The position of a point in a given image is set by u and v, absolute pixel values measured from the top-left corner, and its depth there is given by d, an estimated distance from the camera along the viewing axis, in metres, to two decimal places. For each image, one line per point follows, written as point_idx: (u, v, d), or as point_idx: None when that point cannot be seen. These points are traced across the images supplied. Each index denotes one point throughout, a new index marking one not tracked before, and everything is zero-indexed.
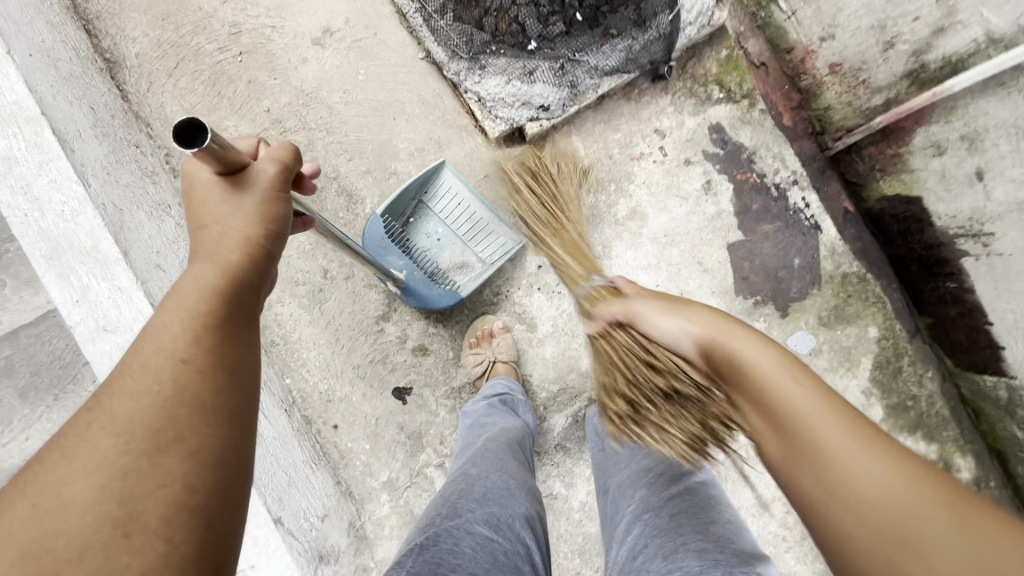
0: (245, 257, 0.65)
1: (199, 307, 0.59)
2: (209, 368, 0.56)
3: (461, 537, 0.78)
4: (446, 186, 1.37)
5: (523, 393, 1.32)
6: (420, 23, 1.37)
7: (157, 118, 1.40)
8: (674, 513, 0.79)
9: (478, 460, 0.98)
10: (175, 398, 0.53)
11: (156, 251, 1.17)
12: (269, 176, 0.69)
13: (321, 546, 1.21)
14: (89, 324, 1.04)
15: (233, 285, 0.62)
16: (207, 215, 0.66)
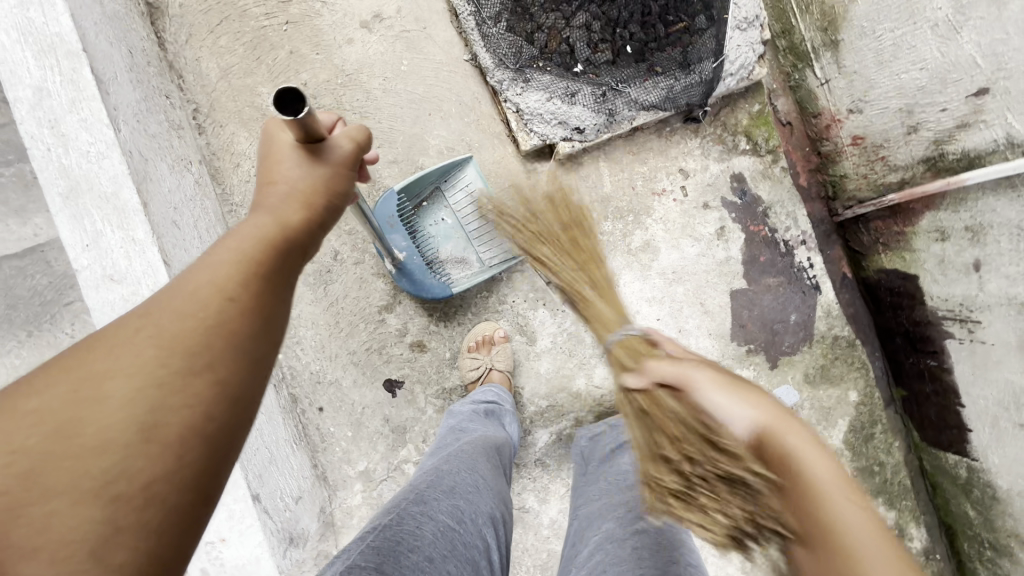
0: (306, 217, 0.64)
1: (251, 249, 0.58)
2: (250, 313, 0.55)
3: (425, 522, 0.79)
4: (467, 180, 1.39)
5: (512, 406, 1.32)
6: (471, 25, 1.39)
7: (191, 73, 1.38)
8: (637, 547, 0.83)
9: (453, 456, 0.96)
10: (209, 334, 0.53)
11: (173, 208, 1.15)
12: (343, 151, 0.69)
13: (292, 528, 1.19)
14: (96, 270, 1.01)
15: (285, 240, 0.61)
16: (280, 172, 0.66)
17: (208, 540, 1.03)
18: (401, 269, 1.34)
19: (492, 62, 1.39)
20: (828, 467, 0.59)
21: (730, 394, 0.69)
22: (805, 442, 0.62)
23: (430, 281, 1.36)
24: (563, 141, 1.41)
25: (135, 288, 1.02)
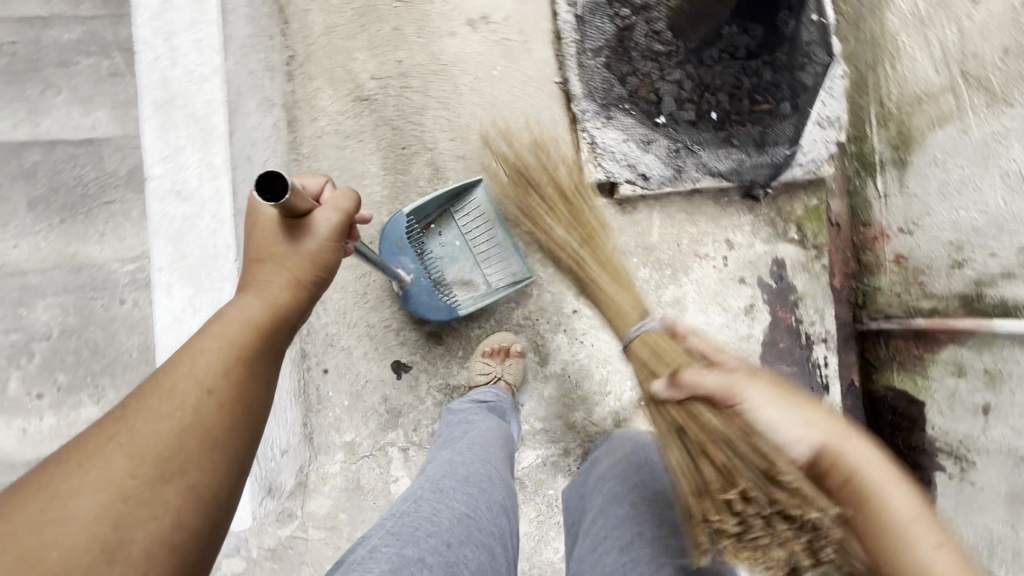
0: (289, 301, 0.76)
1: (235, 337, 0.70)
2: (225, 407, 0.65)
3: (441, 510, 0.80)
4: (477, 203, 1.43)
5: (511, 405, 1.33)
6: (572, 49, 1.44)
7: (297, 22, 1.42)
8: (659, 535, 0.89)
9: (465, 449, 0.98)
10: (191, 421, 0.63)
11: (250, 143, 1.18)
12: (330, 227, 0.80)
13: (272, 479, 1.24)
14: (166, 182, 1.05)
15: (272, 326, 0.73)
16: (269, 251, 0.79)
17: None
18: (408, 289, 1.37)
19: (581, 90, 1.44)
20: (882, 467, 0.75)
21: (781, 410, 0.78)
22: (859, 448, 0.75)
23: (437, 303, 1.39)
24: (626, 183, 1.44)
25: (196, 208, 1.05)
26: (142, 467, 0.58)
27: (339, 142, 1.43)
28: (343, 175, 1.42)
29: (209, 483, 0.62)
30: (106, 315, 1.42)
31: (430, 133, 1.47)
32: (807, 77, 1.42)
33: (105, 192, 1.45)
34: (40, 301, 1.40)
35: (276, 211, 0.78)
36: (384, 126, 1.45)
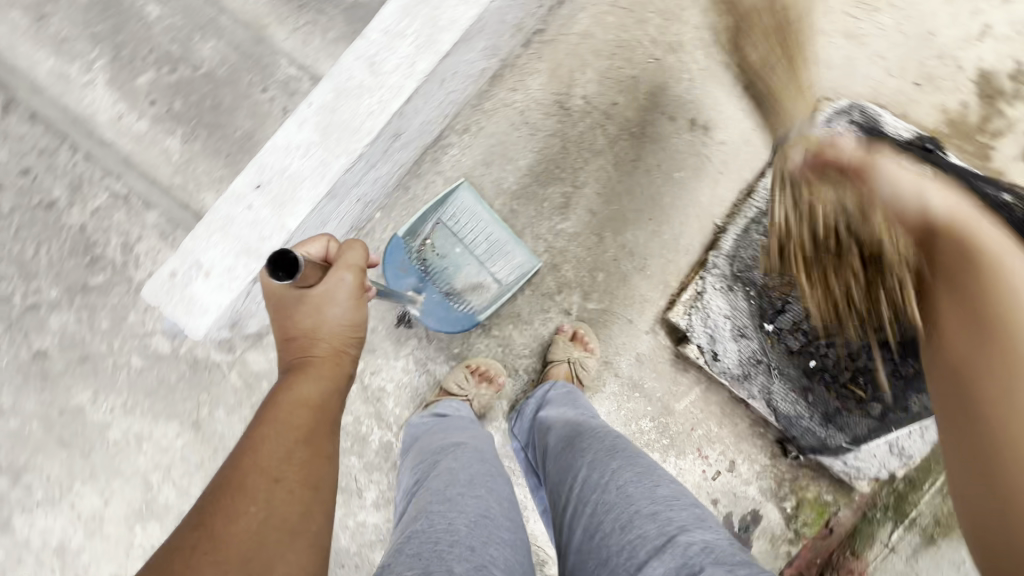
0: (331, 371, 0.84)
1: (292, 419, 0.77)
2: (291, 487, 0.71)
3: (457, 517, 0.86)
4: (465, 203, 1.40)
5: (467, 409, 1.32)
6: (750, 216, 1.43)
7: (568, 10, 1.47)
8: (615, 465, 0.98)
9: (461, 457, 1.04)
10: (268, 513, 0.68)
11: (454, 72, 1.23)
12: (345, 287, 0.88)
13: (245, 320, 1.24)
14: (371, 50, 1.10)
15: (321, 405, 0.80)
16: (302, 330, 0.87)
17: (200, 263, 1.10)
18: (422, 312, 1.39)
19: (729, 248, 1.42)
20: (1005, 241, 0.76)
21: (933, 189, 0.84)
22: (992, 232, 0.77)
23: (449, 317, 1.40)
24: (695, 347, 1.42)
25: (373, 85, 1.10)
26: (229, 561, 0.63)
27: (513, 120, 1.47)
28: (493, 148, 1.47)
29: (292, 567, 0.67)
30: (247, 89, 1.50)
31: (586, 175, 1.48)
32: (916, 404, 1.33)
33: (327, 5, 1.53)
34: (213, 39, 1.49)
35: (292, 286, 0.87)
36: (558, 139, 1.48)
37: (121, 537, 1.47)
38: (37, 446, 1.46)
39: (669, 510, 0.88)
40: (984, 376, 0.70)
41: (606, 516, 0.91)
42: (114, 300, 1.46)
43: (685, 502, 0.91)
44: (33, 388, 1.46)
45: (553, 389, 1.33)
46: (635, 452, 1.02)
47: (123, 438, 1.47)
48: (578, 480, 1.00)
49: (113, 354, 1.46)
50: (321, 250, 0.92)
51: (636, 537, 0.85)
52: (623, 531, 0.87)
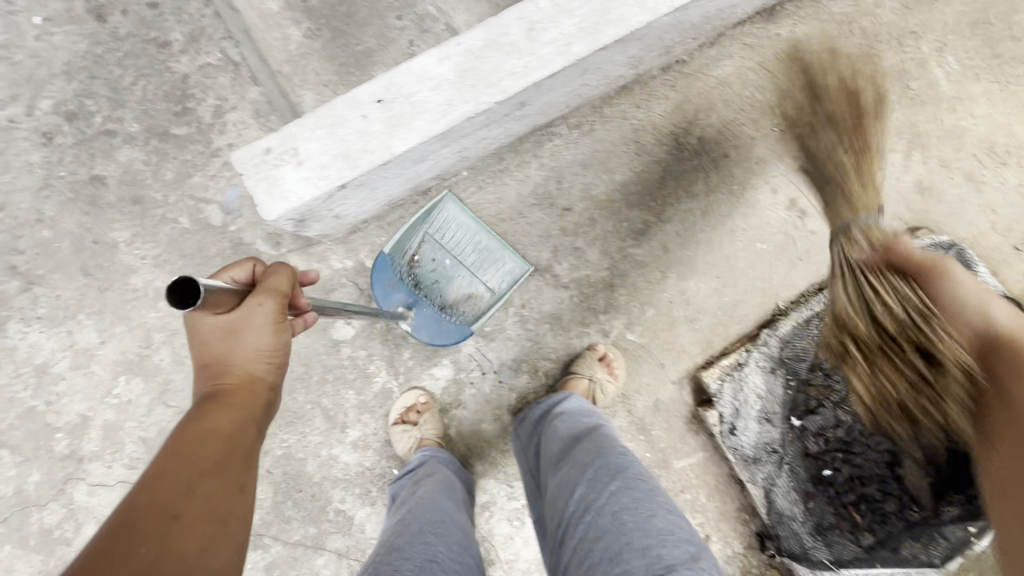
0: (247, 399, 0.87)
1: (197, 449, 0.77)
2: (202, 515, 0.71)
3: (403, 564, 0.96)
4: (447, 215, 1.42)
5: (441, 452, 1.36)
6: (814, 309, 1.42)
7: (717, 53, 1.47)
8: (613, 491, 1.04)
9: (409, 528, 1.07)
10: (168, 544, 0.66)
11: (599, 67, 1.22)
12: (264, 312, 0.89)
13: (312, 222, 1.23)
14: (536, 14, 1.09)
15: (236, 439, 0.81)
16: (215, 353, 0.89)
17: (297, 151, 1.09)
18: (414, 327, 1.40)
19: (784, 332, 1.42)
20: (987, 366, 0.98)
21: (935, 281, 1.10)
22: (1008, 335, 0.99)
23: (441, 329, 1.41)
24: (717, 413, 1.41)
25: (524, 47, 1.09)
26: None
27: (626, 135, 1.46)
28: (596, 153, 1.46)
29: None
30: (385, 12, 1.54)
31: (674, 211, 1.47)
32: (906, 547, 1.30)
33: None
34: None
35: (210, 321, 0.87)
36: (662, 168, 1.47)
37: (103, 381, 1.45)
38: (60, 264, 1.45)
39: (656, 540, 0.95)
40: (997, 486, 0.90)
41: (596, 546, 0.98)
42: (186, 156, 1.45)
43: (671, 533, 0.97)
44: (79, 208, 1.45)
45: (573, 397, 1.34)
46: (628, 478, 1.06)
47: (142, 288, 1.45)
48: (576, 497, 1.06)
49: (165, 206, 1.45)
50: (241, 278, 0.95)
51: (625, 569, 0.92)
52: (614, 561, 0.94)
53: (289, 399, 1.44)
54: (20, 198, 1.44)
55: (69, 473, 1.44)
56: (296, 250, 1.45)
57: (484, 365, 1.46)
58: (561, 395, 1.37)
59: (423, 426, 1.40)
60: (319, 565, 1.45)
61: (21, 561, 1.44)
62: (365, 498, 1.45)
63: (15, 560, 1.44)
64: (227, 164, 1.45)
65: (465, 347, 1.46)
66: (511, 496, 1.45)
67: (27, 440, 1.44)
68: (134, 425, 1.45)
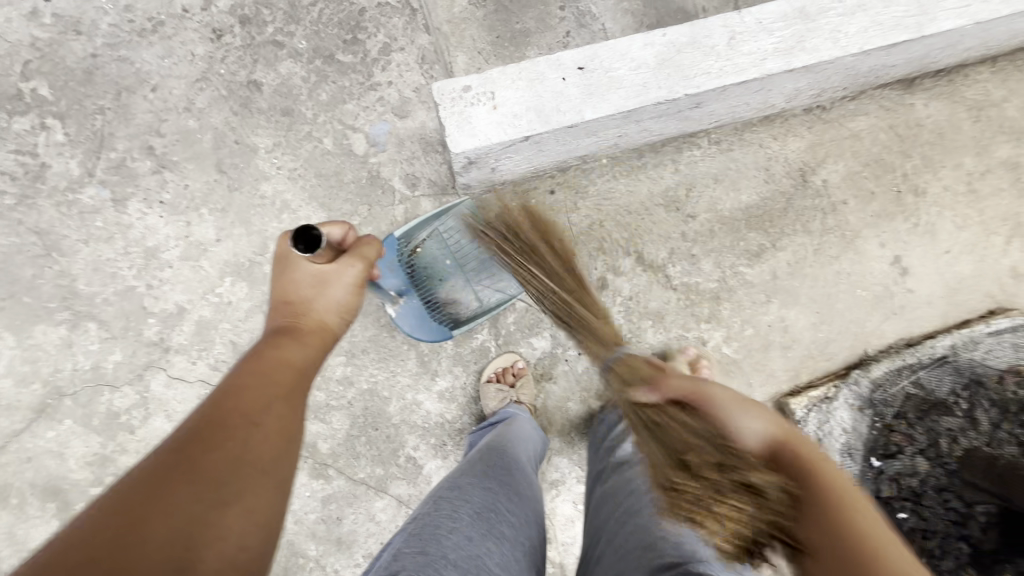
0: (318, 341, 0.85)
1: (268, 375, 0.75)
2: (268, 439, 0.69)
3: (462, 507, 0.94)
4: (461, 219, 1.40)
5: (528, 417, 1.35)
6: (909, 358, 1.47)
7: (855, 109, 1.57)
8: (654, 492, 0.96)
9: (477, 467, 1.06)
10: (243, 454, 0.65)
11: (769, 91, 1.30)
12: (351, 272, 0.91)
13: (473, 169, 1.28)
14: (738, 27, 1.18)
15: (304, 375, 0.80)
16: (300, 295, 0.88)
17: (494, 96, 1.14)
18: (399, 314, 1.41)
19: (878, 375, 1.46)
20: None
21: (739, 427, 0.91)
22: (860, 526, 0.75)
23: (424, 324, 1.42)
24: None
25: (722, 53, 1.18)
26: (200, 488, 0.60)
27: (758, 161, 1.54)
28: (728, 170, 1.54)
29: (261, 507, 0.63)
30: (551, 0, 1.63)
31: (787, 242, 1.54)
32: None
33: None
34: None
35: (300, 258, 0.89)
36: (784, 200, 1.55)
37: (208, 278, 1.44)
38: (196, 155, 1.46)
39: (693, 539, 0.87)
40: None
41: (633, 535, 0.90)
42: (345, 82, 1.49)
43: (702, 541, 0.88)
44: (230, 107, 1.47)
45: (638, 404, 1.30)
46: None
47: (270, 197, 1.46)
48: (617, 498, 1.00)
49: (313, 125, 1.48)
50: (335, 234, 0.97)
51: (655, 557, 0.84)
52: (646, 548, 0.86)
53: (388, 335, 1.46)
54: (174, 85, 1.47)
55: (151, 361, 1.42)
56: (428, 196, 1.48)
57: (581, 346, 1.49)
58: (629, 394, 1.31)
59: (517, 391, 1.43)
60: (378, 508, 1.43)
61: (79, 439, 1.40)
62: (439, 450, 1.45)
63: (73, 436, 1.40)
64: (382, 99, 1.49)
65: None
66: (580, 479, 1.46)
67: (119, 318, 1.43)
68: (228, 328, 1.43)
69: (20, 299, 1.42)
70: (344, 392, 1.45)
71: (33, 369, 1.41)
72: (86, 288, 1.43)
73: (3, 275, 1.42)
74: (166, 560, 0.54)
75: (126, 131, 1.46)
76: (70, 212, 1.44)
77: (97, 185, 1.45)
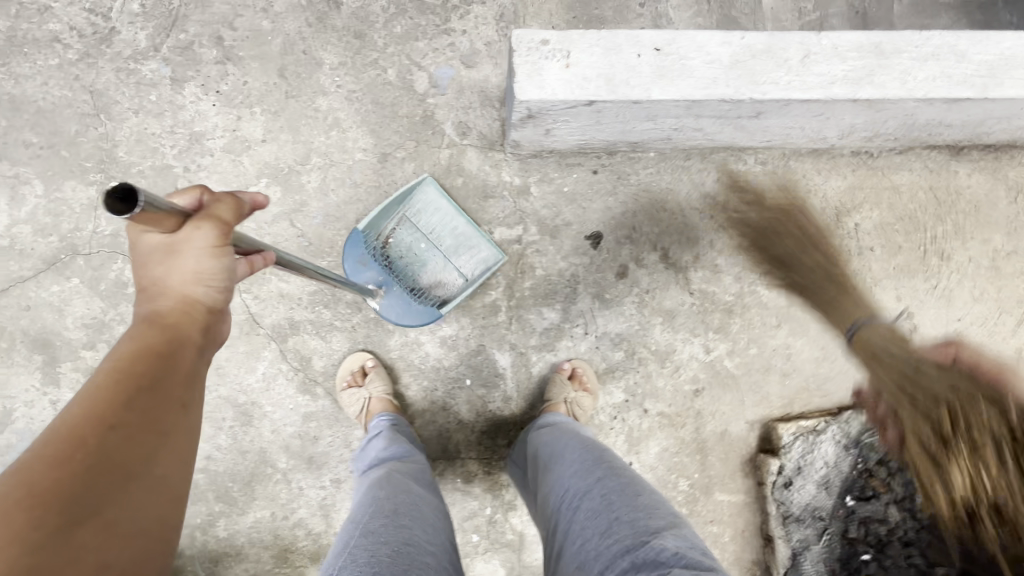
0: (183, 321, 0.81)
1: (130, 369, 0.72)
2: (137, 434, 0.67)
3: (380, 547, 0.88)
4: (426, 200, 1.46)
5: (401, 418, 1.36)
6: None
7: (900, 162, 1.60)
8: (593, 482, 0.99)
9: (371, 496, 1.03)
10: (106, 455, 0.63)
11: (828, 118, 1.33)
12: (204, 238, 0.81)
13: (529, 125, 1.30)
14: (814, 46, 1.21)
15: (174, 358, 0.77)
16: (151, 276, 0.81)
17: (570, 53, 1.17)
18: (381, 307, 1.41)
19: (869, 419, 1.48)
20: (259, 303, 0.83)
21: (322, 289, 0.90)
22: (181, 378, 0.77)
23: (411, 309, 1.41)
24: (781, 464, 1.46)
25: (794, 65, 1.20)
26: (50, 501, 0.56)
27: (798, 190, 1.58)
28: (768, 193, 1.57)
29: (128, 516, 0.61)
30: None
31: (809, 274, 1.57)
32: None
33: (738, 6, 1.77)
34: None
35: (157, 235, 0.79)
36: (816, 234, 1.58)
37: (245, 175, 1.46)
38: (262, 56, 1.48)
39: (651, 521, 0.89)
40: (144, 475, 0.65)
41: (588, 523, 0.92)
42: (422, 20, 1.52)
43: (651, 511, 0.92)
44: (305, 17, 1.50)
45: (554, 418, 1.32)
46: (609, 468, 1.02)
47: (323, 112, 1.48)
48: (563, 488, 1.02)
49: (381, 53, 1.50)
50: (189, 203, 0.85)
51: (613, 542, 0.87)
52: (604, 537, 0.88)
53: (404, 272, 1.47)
54: None
55: None
56: (477, 147, 1.50)
57: (589, 326, 1.50)
58: (550, 414, 1.34)
59: (368, 388, 1.39)
60: (355, 437, 1.43)
61: (81, 300, 1.39)
62: (429, 394, 1.46)
63: (76, 296, 1.39)
64: (454, 45, 1.52)
65: (580, 302, 1.50)
66: None
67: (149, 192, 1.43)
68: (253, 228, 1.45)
69: (59, 152, 1.42)
70: (350, 316, 1.45)
71: (53, 222, 1.41)
72: (124, 156, 1.44)
73: (46, 124, 1.43)
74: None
75: (201, 16, 1.48)
76: (127, 79, 1.45)
77: (160, 61, 1.46)
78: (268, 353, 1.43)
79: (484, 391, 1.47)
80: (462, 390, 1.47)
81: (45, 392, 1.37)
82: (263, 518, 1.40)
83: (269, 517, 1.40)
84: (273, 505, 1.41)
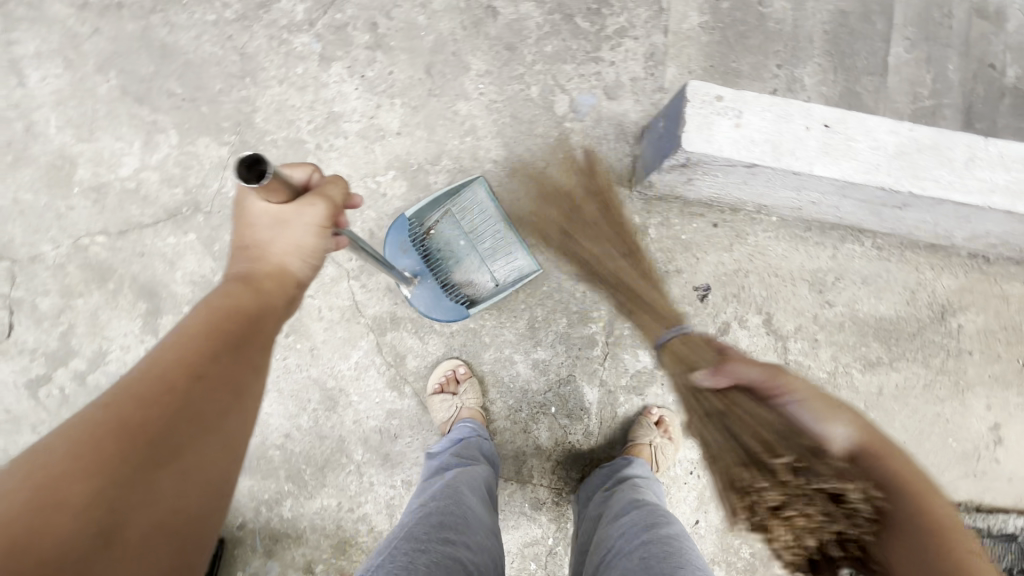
0: (278, 287, 0.81)
1: (218, 323, 0.71)
2: (215, 388, 0.65)
3: (420, 558, 0.87)
4: (477, 200, 1.37)
5: (487, 438, 1.34)
6: (978, 522, 1.52)
7: (1013, 273, 1.59)
8: (644, 540, 0.96)
9: (432, 499, 1.04)
10: (186, 406, 0.61)
11: (970, 221, 1.32)
12: (314, 213, 0.83)
13: (676, 170, 1.30)
14: (978, 150, 1.21)
15: (259, 320, 0.75)
16: (257, 237, 0.82)
17: (741, 113, 1.17)
18: (411, 295, 1.38)
19: None
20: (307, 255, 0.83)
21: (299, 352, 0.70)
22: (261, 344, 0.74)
23: (440, 304, 1.38)
24: None
25: (957, 164, 1.20)
26: (125, 443, 0.56)
27: (909, 281, 1.56)
28: (879, 278, 1.56)
29: (195, 478, 0.60)
30: (772, 54, 1.63)
31: (904, 367, 1.55)
32: None
33: (864, 81, 1.67)
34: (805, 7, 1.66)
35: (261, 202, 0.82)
36: (918, 328, 1.56)
37: (375, 163, 1.46)
38: (412, 49, 1.48)
39: None
40: (213, 437, 0.63)
41: None
42: (573, 45, 1.52)
43: None
44: (461, 20, 1.50)
45: (637, 463, 1.31)
46: (663, 533, 0.98)
47: (461, 116, 1.48)
48: (616, 543, 1.00)
49: (528, 69, 1.50)
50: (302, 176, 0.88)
51: None
52: None
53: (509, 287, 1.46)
54: None
55: None
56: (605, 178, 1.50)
57: None
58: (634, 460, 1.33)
59: (461, 397, 1.39)
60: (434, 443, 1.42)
61: (194, 256, 1.39)
62: (512, 413, 1.46)
63: (190, 251, 1.39)
64: (600, 74, 1.52)
65: None
66: None
67: (278, 162, 1.43)
68: (372, 217, 1.45)
69: (200, 107, 1.43)
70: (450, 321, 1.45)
71: (181, 174, 1.42)
72: (261, 123, 1.44)
73: (193, 77, 1.44)
74: (92, 527, 0.51)
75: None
76: (278, 48, 1.46)
77: (313, 37, 1.47)
78: (365, 343, 1.43)
79: (567, 422, 1.46)
80: (546, 416, 1.46)
81: (142, 340, 1.37)
82: (329, 506, 1.40)
83: (334, 505, 1.40)
84: (341, 494, 1.40)
